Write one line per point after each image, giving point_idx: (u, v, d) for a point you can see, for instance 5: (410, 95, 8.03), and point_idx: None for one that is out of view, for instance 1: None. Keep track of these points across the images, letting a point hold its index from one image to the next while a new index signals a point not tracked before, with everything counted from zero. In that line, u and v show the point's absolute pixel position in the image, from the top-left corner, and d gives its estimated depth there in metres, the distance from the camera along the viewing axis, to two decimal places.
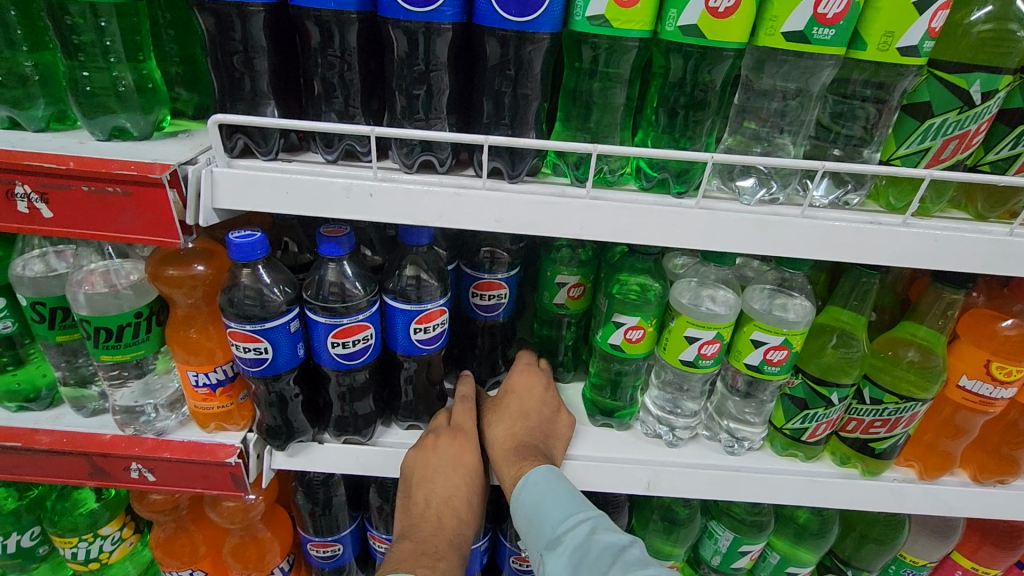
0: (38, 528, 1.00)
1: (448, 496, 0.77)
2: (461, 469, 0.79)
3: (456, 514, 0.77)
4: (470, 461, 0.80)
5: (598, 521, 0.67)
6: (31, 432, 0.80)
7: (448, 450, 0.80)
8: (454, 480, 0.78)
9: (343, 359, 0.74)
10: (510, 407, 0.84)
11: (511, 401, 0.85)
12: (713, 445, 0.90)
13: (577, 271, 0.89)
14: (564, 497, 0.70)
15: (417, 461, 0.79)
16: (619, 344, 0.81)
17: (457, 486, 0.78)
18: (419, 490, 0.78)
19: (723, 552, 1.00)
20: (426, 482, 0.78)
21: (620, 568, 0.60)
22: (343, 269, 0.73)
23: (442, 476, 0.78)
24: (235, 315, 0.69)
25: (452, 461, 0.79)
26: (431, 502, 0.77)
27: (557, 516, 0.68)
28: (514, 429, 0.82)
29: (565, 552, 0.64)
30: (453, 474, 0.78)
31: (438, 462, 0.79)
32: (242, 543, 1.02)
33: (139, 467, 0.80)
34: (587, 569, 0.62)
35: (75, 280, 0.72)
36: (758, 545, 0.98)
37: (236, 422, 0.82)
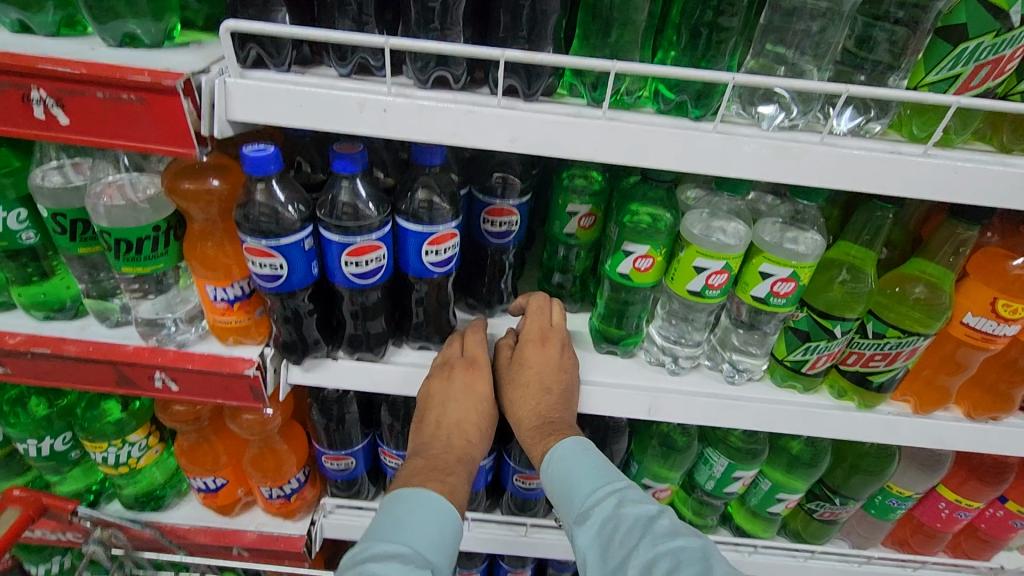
0: (70, 433, 1.06)
1: (460, 427, 0.81)
2: (473, 402, 0.82)
3: (468, 448, 0.80)
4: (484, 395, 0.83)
5: (623, 494, 0.71)
6: (59, 341, 0.84)
7: (463, 383, 0.83)
8: (468, 406, 0.82)
9: (356, 278, 0.76)
10: (528, 367, 0.83)
11: (528, 358, 0.84)
12: (714, 375, 0.93)
13: (589, 200, 0.89)
14: (591, 469, 0.74)
15: (431, 388, 0.82)
16: (628, 273, 0.82)
17: (471, 421, 0.82)
18: (434, 417, 0.81)
19: (717, 477, 1.04)
20: (438, 406, 0.81)
21: (649, 542, 0.64)
22: (357, 189, 0.74)
23: (457, 401, 0.82)
24: (251, 230, 0.71)
25: (469, 393, 0.82)
26: (444, 428, 0.80)
27: (586, 488, 0.73)
28: (537, 377, 0.83)
29: (594, 528, 0.69)
30: (466, 399, 0.82)
31: (456, 395, 0.82)
32: (261, 453, 1.08)
33: (162, 376, 0.84)
34: (618, 542, 0.66)
35: (94, 192, 0.73)
36: (751, 471, 1.02)
37: (253, 336, 0.85)
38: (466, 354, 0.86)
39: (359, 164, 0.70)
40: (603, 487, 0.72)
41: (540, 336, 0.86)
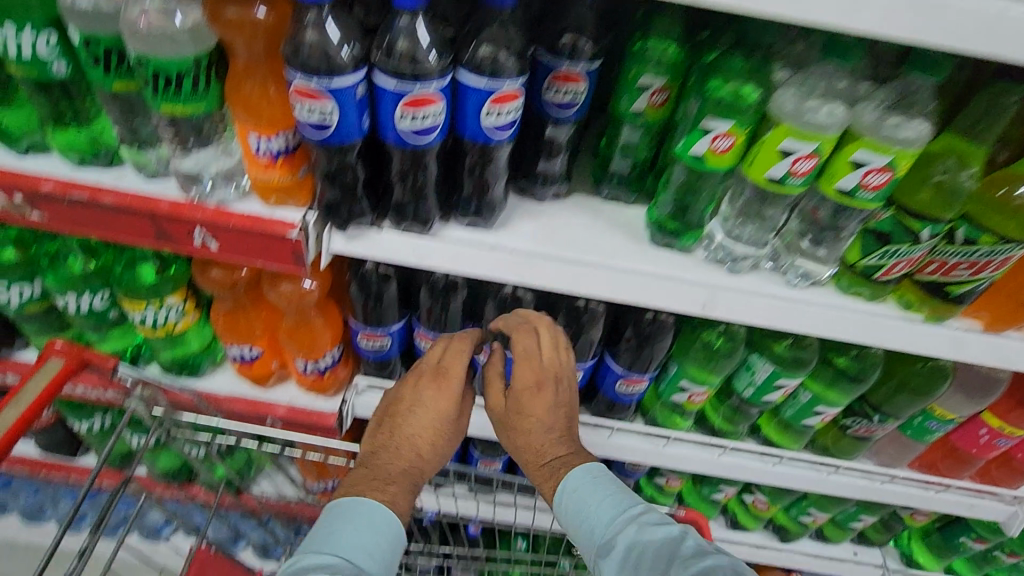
0: (108, 292, 1.06)
1: (420, 451, 0.87)
2: (440, 416, 0.88)
3: (425, 471, 0.87)
4: (450, 418, 0.89)
5: (641, 519, 0.78)
6: (95, 188, 0.80)
7: (440, 403, 0.88)
8: (428, 425, 0.87)
9: (413, 135, 0.71)
10: (518, 393, 0.89)
11: (517, 419, 0.88)
12: (776, 277, 0.87)
13: (665, 72, 0.80)
14: (605, 497, 0.82)
15: (401, 393, 0.90)
16: (703, 155, 0.75)
17: (429, 440, 0.88)
18: (399, 417, 0.88)
19: (758, 385, 1.02)
20: (405, 412, 0.88)
21: (678, 562, 0.70)
22: (417, 31, 0.66)
23: (422, 416, 0.87)
24: (300, 68, 0.64)
25: (441, 420, 0.88)
26: (410, 451, 0.86)
27: (608, 517, 0.80)
28: (533, 437, 0.88)
29: (617, 556, 0.76)
30: (430, 412, 0.88)
31: (428, 410, 0.88)
32: (296, 326, 1.07)
33: (203, 233, 0.81)
34: (645, 566, 0.73)
35: (130, 16, 0.67)
36: (795, 380, 1.00)
37: (296, 199, 0.81)
38: (438, 364, 0.91)
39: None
40: (618, 511, 0.80)
41: (528, 353, 0.88)
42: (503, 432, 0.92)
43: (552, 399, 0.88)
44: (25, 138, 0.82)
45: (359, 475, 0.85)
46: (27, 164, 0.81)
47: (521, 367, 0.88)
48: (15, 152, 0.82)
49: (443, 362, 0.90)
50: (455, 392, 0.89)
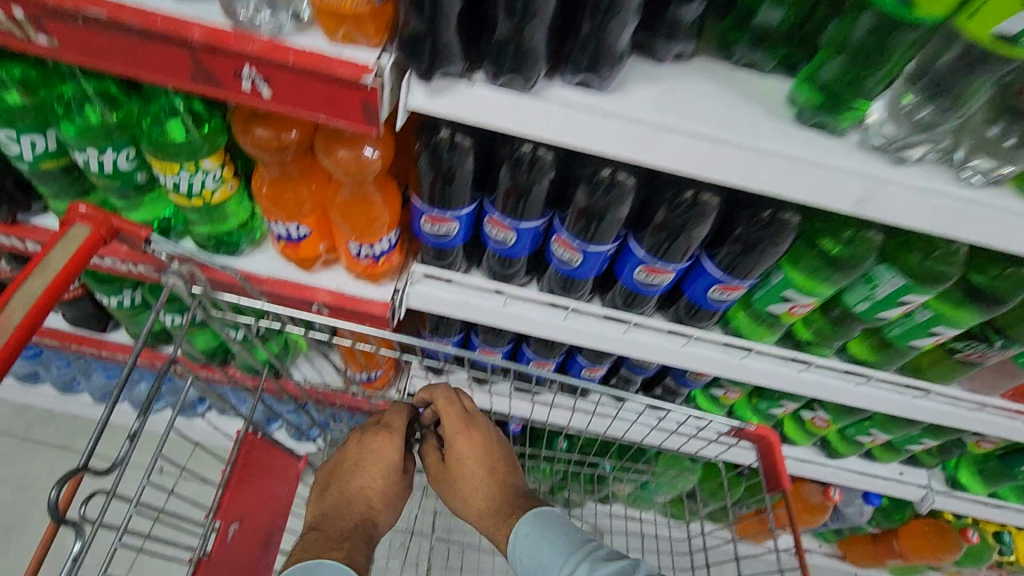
0: (134, 151, 0.91)
1: (364, 487, 1.14)
2: (376, 475, 1.14)
3: (370, 489, 1.14)
4: (386, 486, 1.15)
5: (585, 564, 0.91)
6: (117, 6, 0.62)
7: (380, 463, 1.15)
8: (376, 477, 1.14)
9: None
10: (454, 480, 1.19)
11: (452, 477, 1.19)
12: (944, 172, 0.72)
13: None
14: (554, 544, 0.97)
15: (345, 455, 1.17)
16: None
17: (377, 484, 1.14)
18: (352, 484, 1.13)
19: (875, 300, 0.91)
20: (349, 474, 1.14)
21: None
22: None
23: (370, 479, 1.14)
24: None
25: (375, 466, 1.14)
26: (353, 492, 1.13)
27: (556, 564, 0.94)
28: (477, 459, 1.17)
29: None
30: (375, 472, 1.14)
31: (363, 467, 1.15)
32: (352, 201, 0.95)
33: (253, 74, 0.65)
34: None
35: None
36: (925, 296, 0.87)
37: (367, 36, 0.64)
38: (357, 470, 1.14)
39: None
40: (567, 555, 0.94)
41: (466, 424, 1.18)
42: (444, 491, 1.22)
43: (483, 443, 1.19)
44: None
45: (325, 513, 1.10)
46: None
47: (453, 478, 1.19)
48: None
49: (363, 457, 1.15)
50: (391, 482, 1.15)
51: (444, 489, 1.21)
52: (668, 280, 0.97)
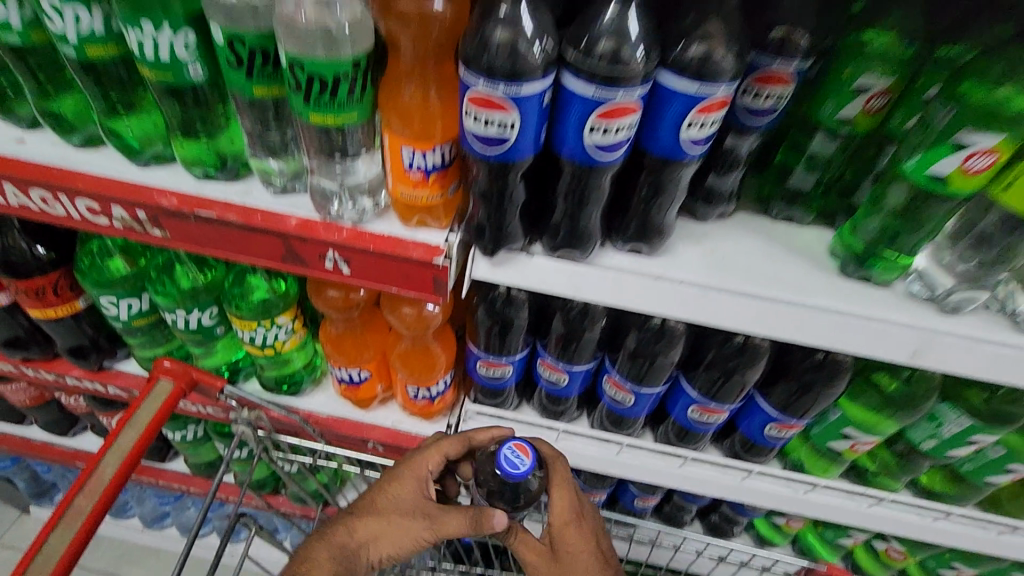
0: (216, 308, 0.99)
1: (357, 531, 0.84)
2: (426, 493, 0.88)
3: (356, 526, 0.85)
4: (408, 506, 0.86)
5: None
6: (221, 205, 0.72)
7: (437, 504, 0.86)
8: (383, 495, 0.87)
9: (595, 150, 0.59)
10: (560, 506, 0.87)
11: (557, 504, 0.87)
12: (998, 319, 0.72)
13: (890, 73, 0.65)
14: None
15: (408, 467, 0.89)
16: (945, 176, 0.61)
17: (379, 507, 0.86)
18: (360, 502, 0.88)
19: (981, 463, 0.94)
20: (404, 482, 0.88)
21: None
22: (626, 25, 0.53)
23: (400, 494, 0.87)
24: (484, 71, 0.53)
25: (426, 488, 0.88)
26: (351, 515, 0.86)
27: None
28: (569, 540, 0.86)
29: None
30: (398, 477, 0.88)
31: (432, 453, 0.90)
32: (412, 349, 0.98)
33: (335, 255, 0.72)
34: None
35: (285, 10, 0.55)
36: None
37: (437, 218, 0.70)
38: (405, 462, 0.91)
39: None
40: None
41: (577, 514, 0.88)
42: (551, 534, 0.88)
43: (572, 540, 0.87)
44: (147, 149, 0.74)
45: (335, 538, 0.84)
46: (151, 177, 0.73)
47: (562, 503, 0.87)
48: (137, 163, 0.74)
49: (408, 458, 0.91)
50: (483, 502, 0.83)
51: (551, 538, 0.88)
52: (721, 418, 0.97)
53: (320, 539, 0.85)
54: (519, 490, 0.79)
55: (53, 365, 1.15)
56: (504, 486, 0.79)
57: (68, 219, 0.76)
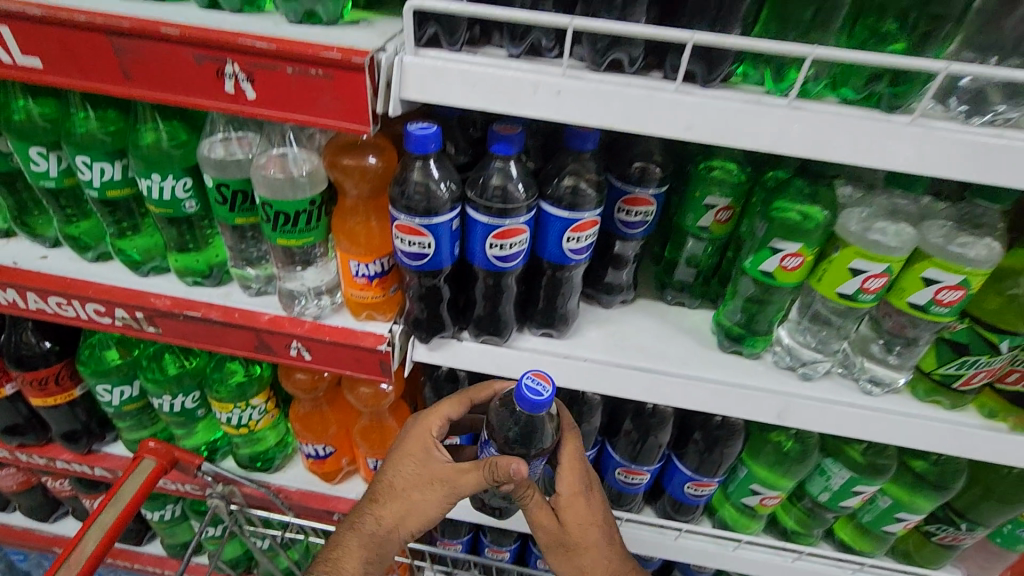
0: (198, 392, 1.13)
1: (384, 519, 0.81)
2: (437, 458, 0.81)
3: (381, 519, 0.81)
4: (419, 467, 0.81)
5: None
6: (206, 305, 0.88)
7: (449, 471, 0.79)
8: (397, 472, 0.82)
9: (498, 260, 0.76)
10: (568, 486, 0.81)
11: (564, 484, 0.81)
12: (848, 383, 0.87)
13: (729, 193, 0.85)
14: None
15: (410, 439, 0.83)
16: (772, 271, 0.79)
17: (393, 485, 0.81)
18: (379, 485, 0.83)
19: (877, 513, 1.05)
20: (406, 459, 0.82)
21: None
22: (509, 171, 0.72)
23: (411, 469, 0.81)
24: (405, 208, 0.71)
25: (434, 453, 0.81)
26: (374, 499, 0.82)
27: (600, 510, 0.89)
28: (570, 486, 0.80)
29: None
30: (409, 446, 0.83)
31: (436, 416, 0.84)
32: (371, 425, 1.11)
33: (298, 345, 0.87)
34: None
35: (259, 163, 0.75)
36: (918, 515, 1.01)
37: (383, 312, 0.86)
38: (412, 426, 0.85)
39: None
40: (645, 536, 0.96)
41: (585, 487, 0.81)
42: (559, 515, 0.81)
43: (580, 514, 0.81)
44: (148, 261, 0.91)
45: (363, 527, 0.82)
46: (150, 284, 0.90)
47: (569, 482, 0.80)
48: (139, 273, 0.91)
49: (416, 423, 0.85)
50: (494, 450, 0.77)
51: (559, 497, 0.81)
52: (646, 478, 1.08)
53: (352, 522, 0.84)
54: (528, 440, 0.76)
55: (45, 450, 1.26)
56: (511, 420, 0.76)
57: (77, 319, 0.92)
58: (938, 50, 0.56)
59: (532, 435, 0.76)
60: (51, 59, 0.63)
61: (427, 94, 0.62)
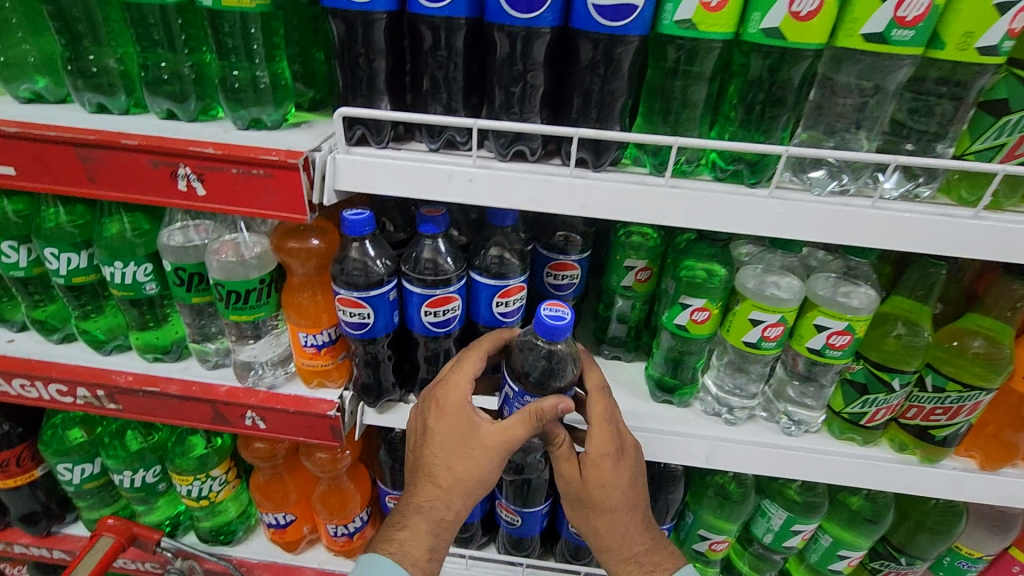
0: (159, 466, 1.15)
1: (439, 500, 0.74)
2: (480, 422, 0.74)
3: (452, 500, 0.74)
4: (467, 437, 0.73)
5: None
6: (165, 381, 0.93)
7: (500, 434, 0.72)
8: (446, 448, 0.74)
9: (433, 326, 0.83)
10: (603, 429, 0.77)
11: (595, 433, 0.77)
12: (771, 425, 0.93)
13: (645, 255, 0.94)
14: None
15: (441, 412, 0.76)
16: (685, 325, 0.87)
17: (448, 463, 0.74)
18: (424, 466, 0.76)
19: (822, 552, 1.08)
20: (442, 436, 0.75)
21: None
22: (438, 246, 0.81)
23: (455, 445, 0.73)
24: (345, 283, 0.78)
25: (477, 418, 0.74)
26: (430, 481, 0.75)
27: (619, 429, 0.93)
28: (603, 441, 0.76)
29: None
30: (448, 417, 0.75)
31: (465, 380, 0.76)
32: (329, 491, 1.14)
33: (253, 415, 0.92)
34: None
35: (211, 248, 0.82)
36: (859, 551, 1.05)
37: (334, 379, 0.92)
38: (442, 393, 0.77)
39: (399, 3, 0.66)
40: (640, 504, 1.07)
41: (619, 445, 0.77)
42: (591, 471, 0.77)
43: (616, 472, 0.77)
44: (111, 340, 0.96)
45: (431, 511, 0.74)
46: (112, 362, 0.95)
47: (602, 430, 0.76)
48: (102, 351, 0.96)
49: (444, 390, 0.77)
50: (532, 398, 0.74)
51: (591, 455, 0.77)
52: None
53: (411, 506, 0.76)
54: (549, 379, 0.75)
55: (2, 535, 1.24)
56: (531, 361, 0.76)
57: (40, 399, 0.96)
58: (781, 136, 0.68)
59: (551, 369, 0.75)
60: (24, 167, 0.72)
61: (356, 182, 0.70)
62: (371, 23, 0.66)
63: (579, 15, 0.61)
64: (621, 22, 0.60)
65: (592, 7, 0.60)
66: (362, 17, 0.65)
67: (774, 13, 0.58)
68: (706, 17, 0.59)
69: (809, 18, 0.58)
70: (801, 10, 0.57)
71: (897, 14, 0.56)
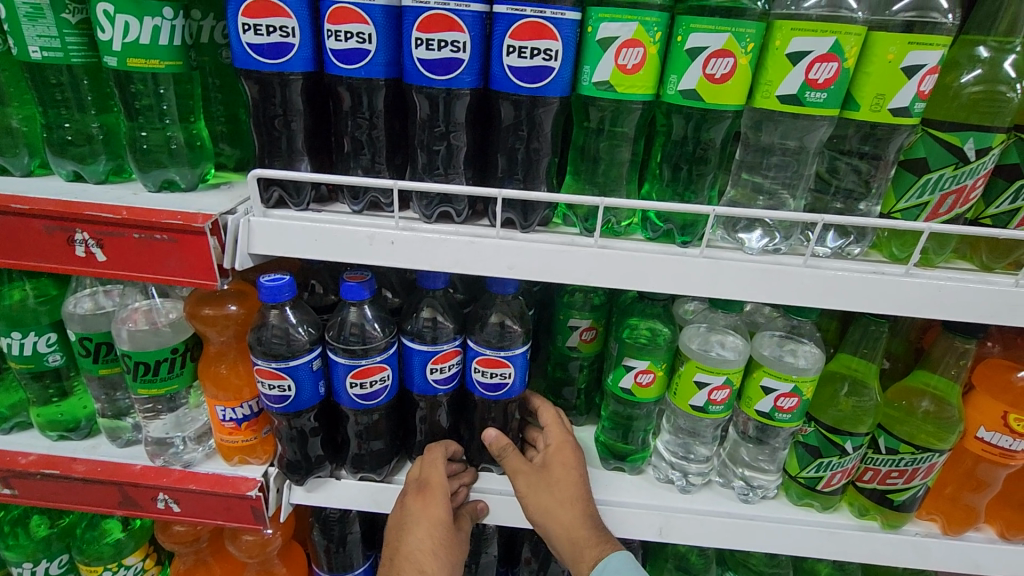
0: (66, 556, 1.04)
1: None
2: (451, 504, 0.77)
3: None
4: (448, 519, 0.75)
5: None
6: (67, 462, 0.84)
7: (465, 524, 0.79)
8: (429, 534, 0.74)
9: (361, 398, 0.77)
10: (558, 432, 0.82)
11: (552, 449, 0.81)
12: (726, 492, 0.88)
13: (589, 315, 0.90)
14: None
15: (414, 496, 0.76)
16: (630, 388, 0.83)
17: (432, 551, 0.74)
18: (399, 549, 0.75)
19: None
20: (417, 524, 0.75)
21: None
22: (364, 312, 0.76)
23: (432, 528, 0.74)
24: (263, 353, 0.73)
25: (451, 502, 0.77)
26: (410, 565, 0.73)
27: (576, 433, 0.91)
28: (566, 459, 0.79)
29: None
30: (433, 502, 0.75)
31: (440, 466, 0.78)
32: None
33: (166, 497, 0.83)
34: None
35: (120, 317, 0.77)
36: None
37: (258, 455, 0.84)
38: (422, 477, 0.78)
39: (317, 65, 0.65)
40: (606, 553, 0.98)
41: (569, 464, 0.79)
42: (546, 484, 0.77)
43: (575, 484, 0.77)
44: (12, 417, 0.88)
45: None
46: (10, 442, 0.86)
47: (561, 450, 0.80)
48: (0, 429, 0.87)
49: (424, 475, 0.78)
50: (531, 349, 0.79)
51: (546, 468, 0.79)
52: None
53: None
54: (507, 339, 0.79)
55: None
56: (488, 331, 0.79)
57: None
58: (710, 194, 0.68)
59: (512, 326, 0.80)
60: None
61: (268, 244, 0.65)
62: (288, 84, 0.64)
63: (498, 77, 0.60)
64: (540, 83, 0.59)
65: (509, 69, 0.59)
66: (278, 78, 0.63)
67: (689, 76, 0.58)
68: (624, 79, 0.59)
69: (724, 80, 0.58)
70: (715, 72, 0.57)
71: (809, 76, 0.57)
